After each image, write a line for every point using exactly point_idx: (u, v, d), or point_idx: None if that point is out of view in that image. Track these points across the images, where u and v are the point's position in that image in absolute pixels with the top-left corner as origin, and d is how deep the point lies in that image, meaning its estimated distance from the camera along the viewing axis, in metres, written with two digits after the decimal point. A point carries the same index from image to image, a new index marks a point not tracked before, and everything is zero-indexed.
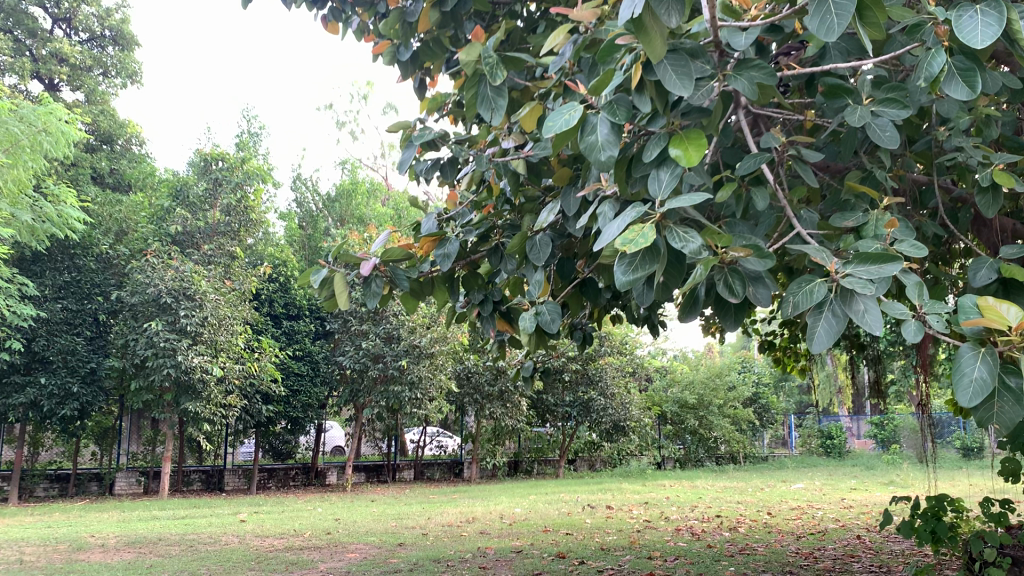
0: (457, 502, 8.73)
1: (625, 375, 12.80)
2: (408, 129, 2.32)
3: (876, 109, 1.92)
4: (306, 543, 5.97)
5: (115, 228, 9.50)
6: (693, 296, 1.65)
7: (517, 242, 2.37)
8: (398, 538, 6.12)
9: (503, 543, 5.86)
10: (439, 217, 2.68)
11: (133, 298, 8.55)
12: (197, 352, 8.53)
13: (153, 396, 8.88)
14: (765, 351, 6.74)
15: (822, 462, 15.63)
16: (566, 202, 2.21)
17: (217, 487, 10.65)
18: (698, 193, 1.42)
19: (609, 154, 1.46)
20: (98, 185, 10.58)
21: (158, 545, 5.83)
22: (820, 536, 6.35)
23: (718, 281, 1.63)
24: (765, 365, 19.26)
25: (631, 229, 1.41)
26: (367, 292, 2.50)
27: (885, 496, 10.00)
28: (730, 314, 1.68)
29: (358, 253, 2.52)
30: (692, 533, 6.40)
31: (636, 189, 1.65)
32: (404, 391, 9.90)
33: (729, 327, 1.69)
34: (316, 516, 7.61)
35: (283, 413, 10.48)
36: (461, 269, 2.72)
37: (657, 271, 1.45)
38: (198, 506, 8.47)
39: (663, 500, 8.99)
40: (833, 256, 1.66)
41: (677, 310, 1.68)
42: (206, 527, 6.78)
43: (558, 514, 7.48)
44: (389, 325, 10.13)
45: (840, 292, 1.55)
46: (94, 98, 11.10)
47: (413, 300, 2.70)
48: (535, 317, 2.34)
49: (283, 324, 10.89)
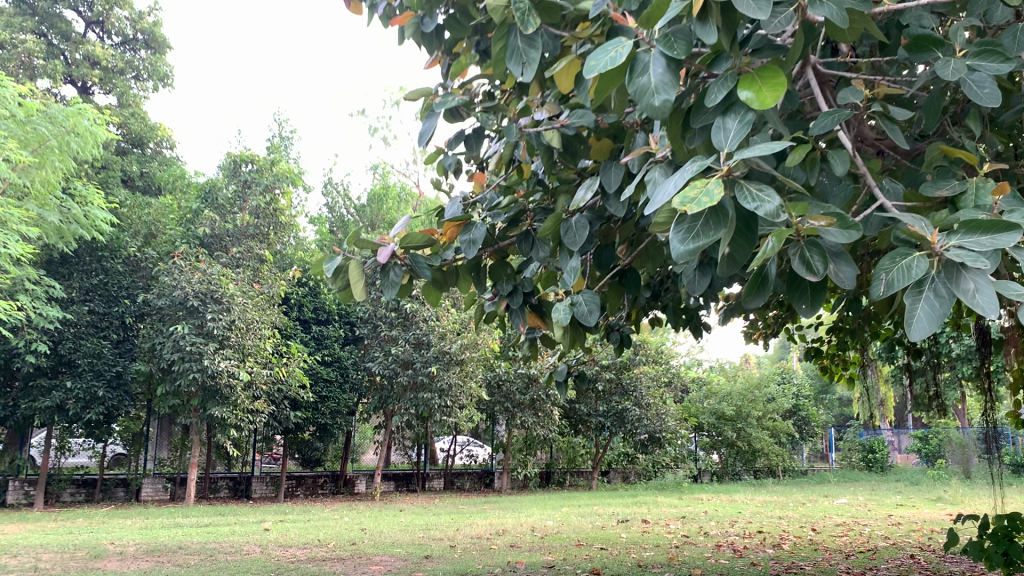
0: (487, 514, 8.47)
1: (661, 385, 12.44)
2: (429, 97, 2.07)
3: (972, 63, 1.63)
4: (330, 553, 5.74)
5: (143, 231, 9.38)
6: (761, 277, 1.39)
7: (549, 225, 2.11)
8: (425, 551, 5.86)
9: (534, 557, 5.59)
10: (464, 201, 2.44)
11: (161, 302, 8.45)
12: (224, 356, 8.36)
13: (179, 400, 8.77)
14: (810, 358, 6.40)
15: (865, 477, 15.13)
16: (606, 177, 1.96)
17: (244, 495, 10.49)
18: (772, 143, 1.16)
19: (665, 98, 1.21)
20: (128, 188, 10.51)
21: (177, 554, 5.64)
22: (871, 555, 5.99)
23: (794, 255, 1.36)
24: (803, 377, 18.79)
25: (692, 186, 1.16)
26: (385, 282, 2.26)
27: (935, 513, 9.56)
28: (806, 300, 1.41)
29: (377, 238, 2.29)
30: (734, 550, 6.08)
31: (694, 147, 1.39)
32: (433, 398, 9.68)
33: (803, 314, 1.41)
34: (342, 525, 7.39)
35: (311, 419, 10.31)
36: (488, 257, 2.48)
37: (724, 240, 1.19)
38: (224, 514, 8.31)
39: (702, 515, 8.66)
40: (929, 225, 1.38)
41: (741, 293, 1.41)
42: (229, 536, 6.58)
43: (592, 527, 7.22)
44: (419, 330, 9.91)
45: (943, 268, 1.28)
46: (125, 101, 11.08)
47: (435, 291, 2.46)
48: (570, 308, 2.08)
49: (312, 328, 10.76)
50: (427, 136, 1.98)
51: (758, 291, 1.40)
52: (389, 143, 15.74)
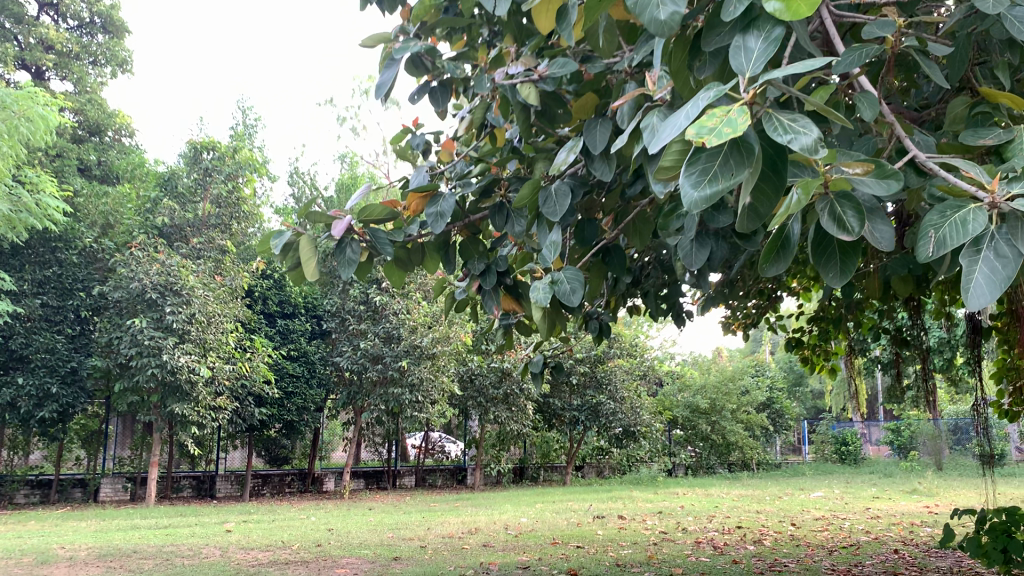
0: (459, 511, 8.22)
1: (635, 378, 12.28)
2: (389, 44, 1.81)
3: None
4: (294, 556, 5.46)
5: (100, 222, 8.96)
6: (784, 239, 1.17)
7: (526, 191, 1.88)
8: (394, 552, 5.60)
9: (508, 557, 5.35)
10: (430, 171, 2.19)
11: (117, 294, 8.10)
12: (184, 351, 8.08)
13: (139, 397, 8.44)
14: (792, 349, 6.19)
15: (838, 469, 15.11)
16: (590, 137, 1.74)
17: (208, 494, 10.16)
18: (808, 60, 0.93)
19: (673, 10, 0.98)
20: (85, 178, 10.09)
21: (131, 558, 5.33)
22: (854, 550, 5.83)
23: (823, 210, 1.13)
24: (775, 369, 18.75)
25: (709, 115, 0.93)
26: (340, 260, 1.99)
27: (911, 506, 9.49)
28: (838, 269, 1.17)
29: (331, 211, 2.03)
30: (713, 546, 5.90)
31: (703, 80, 1.16)
32: (404, 394, 9.44)
33: (833, 284, 1.18)
34: (307, 525, 7.11)
35: (277, 416, 9.99)
36: (457, 233, 2.21)
37: (746, 185, 0.96)
38: (185, 514, 8.00)
39: (679, 510, 8.48)
40: (983, 176, 1.15)
41: (760, 259, 1.19)
42: (187, 538, 6.28)
43: (567, 524, 7.01)
44: (389, 324, 9.66)
45: (1005, 224, 1.05)
46: (83, 88, 10.66)
47: (399, 271, 2.21)
48: (550, 287, 1.83)
49: (277, 322, 10.40)
50: (386, 89, 1.74)
51: (782, 258, 1.18)
52: (358, 133, 15.39)
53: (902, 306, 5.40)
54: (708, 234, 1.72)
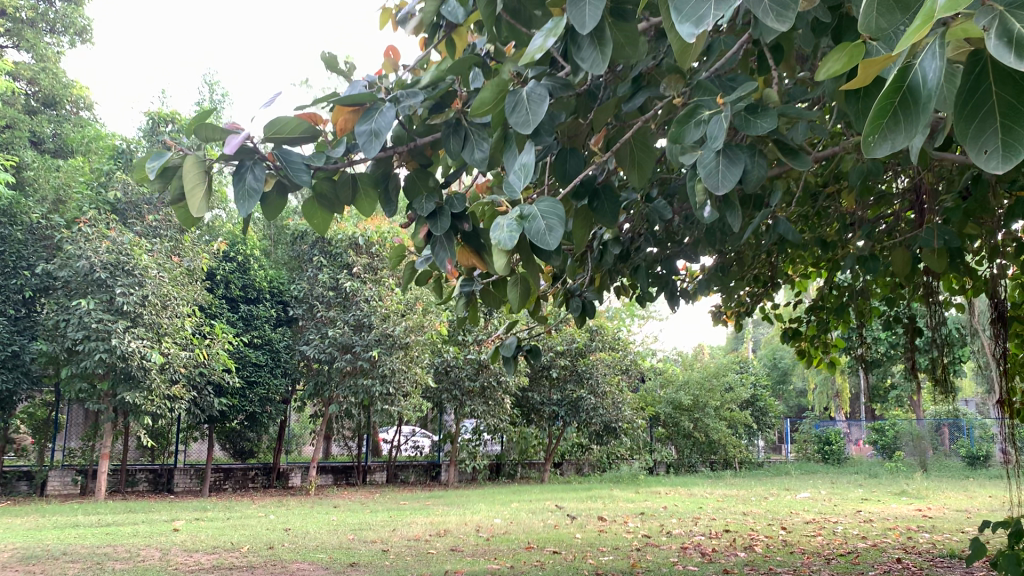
0: (428, 511, 7.71)
1: (618, 372, 11.79)
2: None
3: None
4: (240, 560, 4.92)
5: (52, 196, 8.35)
6: (908, 92, 0.70)
7: (490, 93, 1.38)
8: (352, 557, 5.07)
9: (477, 564, 4.85)
10: (368, 82, 1.70)
11: (64, 273, 7.52)
12: (136, 336, 7.54)
13: (87, 385, 7.88)
14: (788, 340, 5.70)
15: (821, 469, 14.75)
16: (578, 12, 1.22)
17: (165, 489, 9.59)
18: None
19: None
20: (37, 152, 9.48)
21: (57, 562, 4.77)
22: (854, 557, 5.38)
23: (998, 23, 0.65)
24: (759, 366, 18.37)
25: None
26: (238, 189, 1.49)
27: (902, 508, 9.09)
28: (997, 143, 0.67)
29: (230, 123, 1.54)
30: (702, 552, 5.43)
31: None
32: (374, 385, 8.94)
33: (989, 171, 0.67)
34: (262, 525, 6.58)
35: (239, 407, 9.44)
36: (401, 164, 1.72)
37: None
38: (133, 511, 7.43)
39: (661, 511, 8.00)
40: None
41: (869, 123, 0.72)
42: (129, 538, 5.74)
43: (543, 526, 6.55)
44: (360, 311, 9.14)
45: None
46: (37, 56, 10.03)
47: (321, 210, 1.72)
48: (519, 224, 1.31)
49: (240, 308, 9.73)
50: None
51: (903, 125, 0.71)
52: None
53: (912, 297, 4.95)
54: (740, 146, 1.22)
